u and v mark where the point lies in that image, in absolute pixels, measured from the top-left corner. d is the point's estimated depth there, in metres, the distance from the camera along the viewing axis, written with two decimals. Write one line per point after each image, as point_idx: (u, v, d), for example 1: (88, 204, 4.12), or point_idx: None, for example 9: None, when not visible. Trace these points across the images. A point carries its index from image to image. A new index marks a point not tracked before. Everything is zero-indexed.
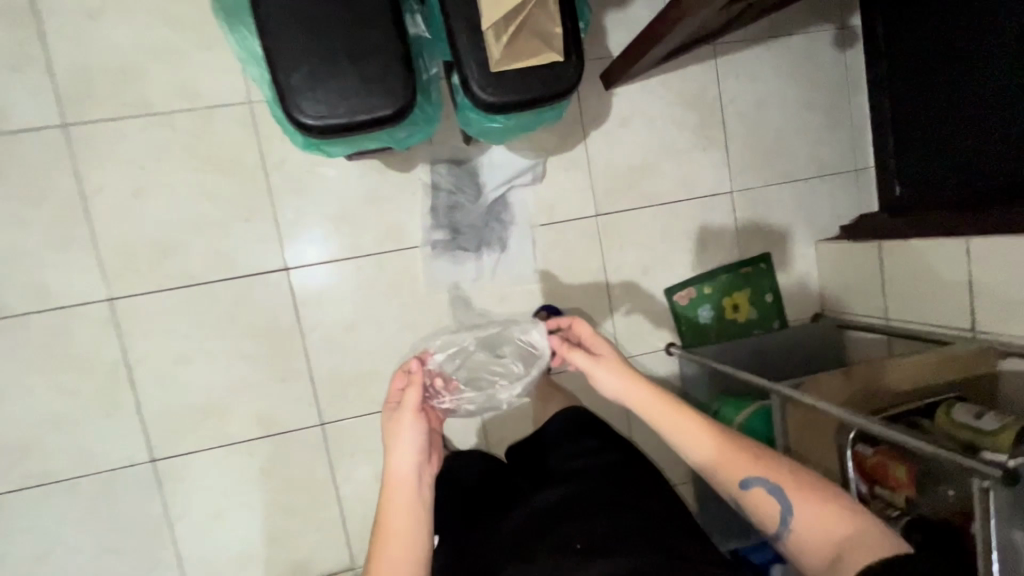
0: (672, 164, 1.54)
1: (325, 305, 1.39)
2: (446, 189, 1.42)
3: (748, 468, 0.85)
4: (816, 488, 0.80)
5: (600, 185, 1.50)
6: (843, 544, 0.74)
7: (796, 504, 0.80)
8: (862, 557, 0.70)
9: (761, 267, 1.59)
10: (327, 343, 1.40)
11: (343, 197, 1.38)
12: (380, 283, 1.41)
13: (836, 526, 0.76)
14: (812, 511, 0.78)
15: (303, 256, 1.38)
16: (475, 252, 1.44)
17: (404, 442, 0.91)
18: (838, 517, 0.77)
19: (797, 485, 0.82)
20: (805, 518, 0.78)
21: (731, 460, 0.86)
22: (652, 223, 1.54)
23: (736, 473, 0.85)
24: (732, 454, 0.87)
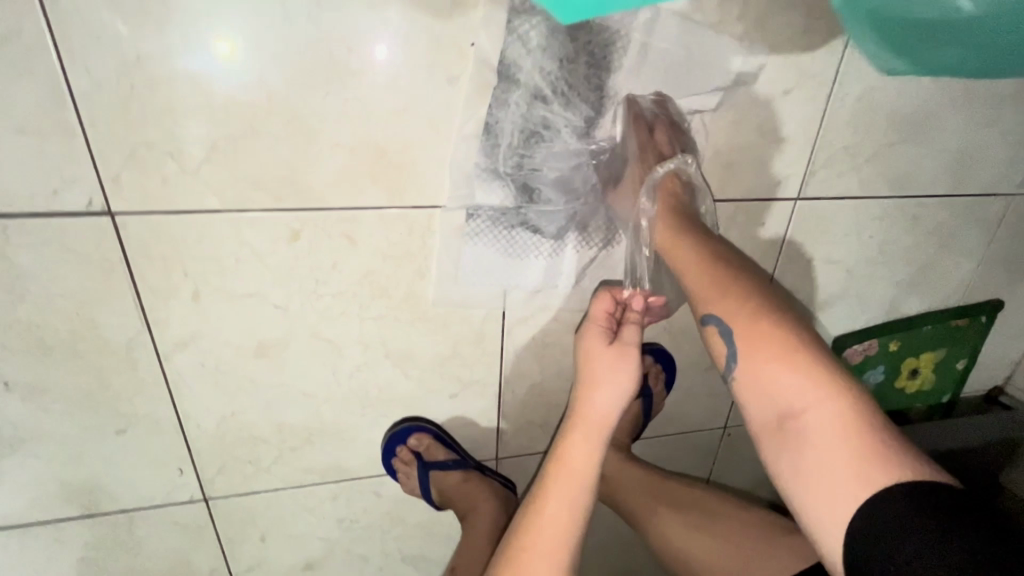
0: (962, 125, 0.77)
1: (213, 305, 0.62)
2: (534, 90, 0.59)
3: (703, 294, 0.58)
4: (786, 343, 0.52)
5: (828, 141, 0.72)
6: (802, 423, 0.50)
7: (750, 364, 0.53)
8: (827, 478, 0.48)
9: (978, 322, 0.99)
10: (217, 375, 0.67)
11: (250, 69, 0.53)
12: (345, 271, 0.64)
13: (799, 402, 0.50)
14: (776, 374, 0.52)
15: (155, 190, 0.55)
16: (555, 239, 0.69)
17: (605, 417, 0.64)
18: (818, 387, 0.50)
19: (761, 331, 0.53)
20: (770, 383, 0.52)
21: (689, 280, 0.59)
22: (873, 229, 0.83)
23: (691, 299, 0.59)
24: (689, 271, 0.60)
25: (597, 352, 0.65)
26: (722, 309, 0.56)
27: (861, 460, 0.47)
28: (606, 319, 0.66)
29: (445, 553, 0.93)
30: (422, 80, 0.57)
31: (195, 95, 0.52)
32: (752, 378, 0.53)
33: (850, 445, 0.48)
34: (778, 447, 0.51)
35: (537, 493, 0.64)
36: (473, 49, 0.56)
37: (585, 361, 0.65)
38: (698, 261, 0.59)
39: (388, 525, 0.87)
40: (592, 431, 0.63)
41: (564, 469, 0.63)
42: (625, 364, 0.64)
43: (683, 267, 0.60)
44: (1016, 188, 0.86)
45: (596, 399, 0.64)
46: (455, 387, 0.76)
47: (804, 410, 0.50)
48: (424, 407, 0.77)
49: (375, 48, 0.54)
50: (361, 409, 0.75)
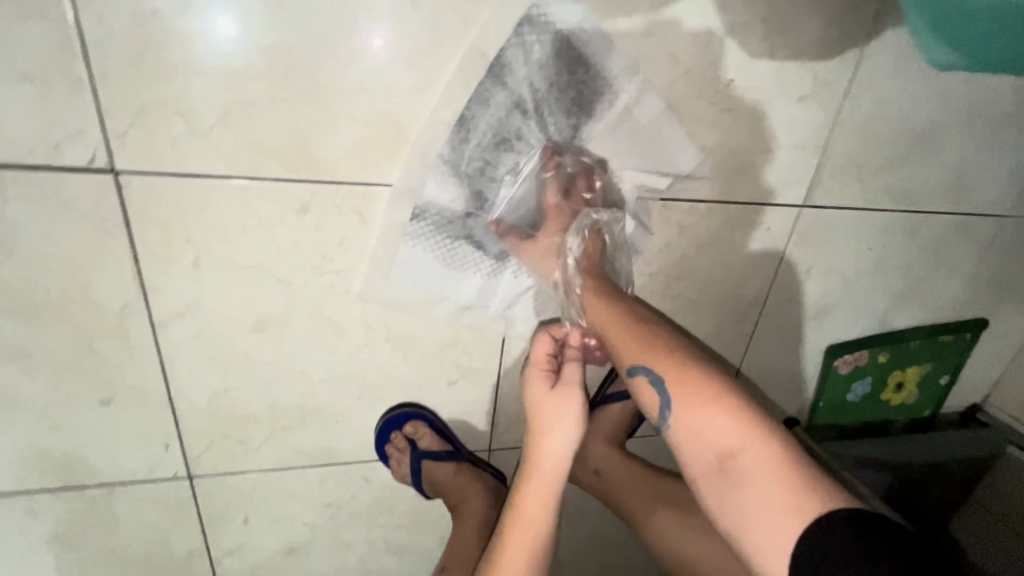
0: (964, 144, 0.79)
1: (214, 274, 0.60)
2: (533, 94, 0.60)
3: (633, 350, 0.57)
4: (705, 384, 0.53)
5: (837, 150, 0.73)
6: (733, 462, 0.49)
7: (674, 412, 0.53)
8: (767, 519, 0.47)
9: (962, 339, 1.01)
10: (213, 348, 0.65)
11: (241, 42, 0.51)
12: (352, 248, 0.63)
13: (727, 443, 0.50)
14: (700, 416, 0.51)
15: (162, 150, 0.53)
16: (497, 257, 0.69)
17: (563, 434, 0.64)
18: (739, 425, 0.50)
19: (679, 375, 0.54)
20: (699, 427, 0.52)
21: (617, 335, 0.60)
22: (872, 240, 0.84)
23: (622, 355, 0.58)
24: (614, 328, 0.60)
25: (542, 398, 0.66)
26: (651, 359, 0.56)
27: (792, 492, 0.47)
28: (547, 363, 0.68)
29: (430, 544, 0.91)
30: (444, 55, 0.56)
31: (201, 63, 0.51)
32: (686, 425, 0.53)
33: (780, 476, 0.48)
34: (715, 492, 0.50)
35: (499, 540, 0.64)
36: (500, 30, 0.56)
37: (532, 410, 0.66)
38: (622, 318, 0.60)
39: (374, 512, 0.85)
40: (546, 483, 0.64)
41: (520, 515, 0.63)
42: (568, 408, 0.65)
43: (609, 324, 0.61)
44: (1008, 209, 0.88)
45: (546, 447, 0.64)
46: (454, 374, 0.75)
47: (733, 449, 0.50)
48: (421, 393, 0.76)
49: (368, 38, 0.53)
50: (357, 391, 0.73)
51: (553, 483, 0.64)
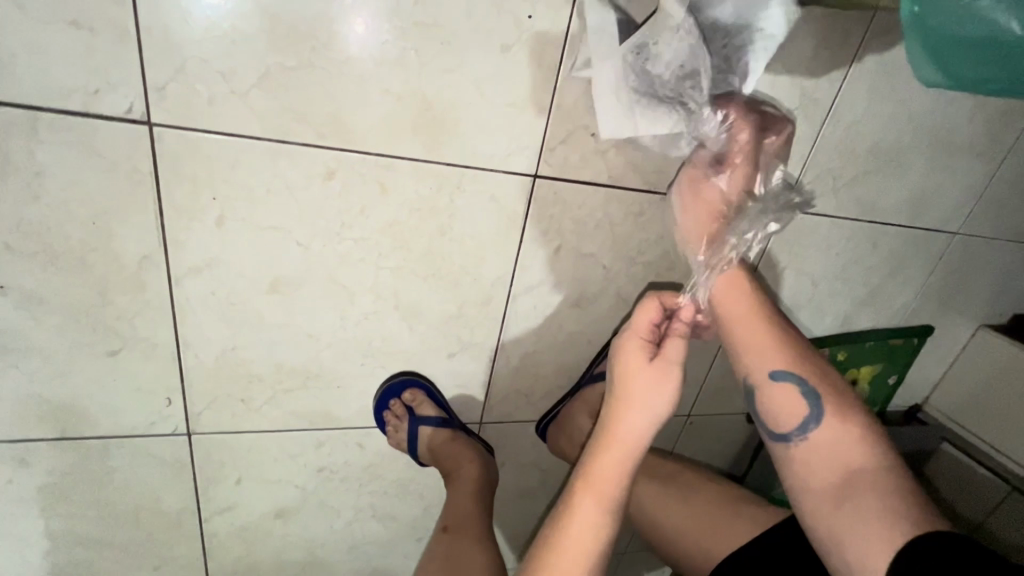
0: (925, 165, 0.88)
1: (235, 233, 0.62)
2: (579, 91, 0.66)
3: (773, 359, 0.71)
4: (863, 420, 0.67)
5: (817, 161, 0.81)
6: (855, 475, 0.62)
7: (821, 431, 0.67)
8: (869, 527, 0.58)
9: (910, 343, 1.12)
10: (225, 306, 0.66)
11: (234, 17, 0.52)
12: (370, 217, 0.66)
13: (859, 461, 0.63)
14: (840, 437, 0.66)
15: (200, 106, 0.55)
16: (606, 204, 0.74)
17: (650, 406, 0.67)
18: (869, 454, 0.64)
19: (834, 403, 0.68)
20: (834, 443, 0.65)
21: (754, 342, 0.72)
22: (840, 246, 0.93)
23: (759, 361, 0.71)
24: (758, 338, 0.72)
25: (637, 368, 0.68)
26: (798, 373, 0.70)
27: (902, 509, 0.58)
28: (649, 333, 0.70)
29: (415, 513, 0.95)
30: (476, 41, 0.59)
31: (210, 31, 0.52)
32: (816, 436, 0.67)
33: (897, 496, 0.59)
34: (833, 501, 0.62)
35: (569, 501, 0.64)
36: (529, 22, 0.60)
37: (621, 372, 0.69)
38: (771, 333, 0.72)
39: (365, 479, 0.88)
40: (626, 444, 0.66)
41: (596, 474, 0.65)
42: (660, 383, 0.67)
43: (753, 331, 0.72)
44: (957, 228, 0.98)
45: (631, 416, 0.66)
46: (454, 347, 0.79)
47: (862, 470, 0.63)
48: (421, 364, 0.79)
49: (352, 27, 0.55)
50: (360, 358, 0.76)
51: (634, 450, 0.66)
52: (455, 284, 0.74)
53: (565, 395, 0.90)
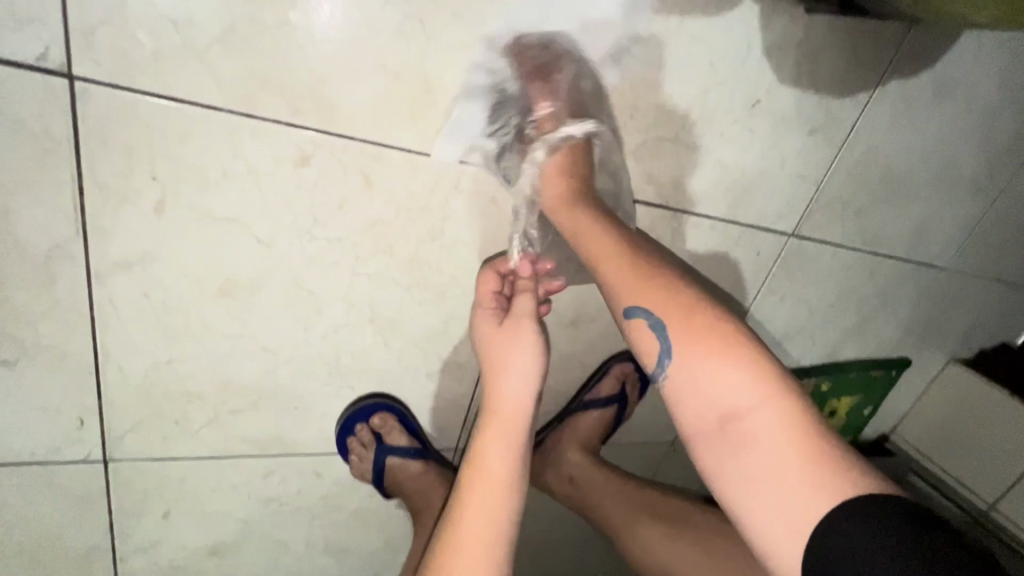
0: (927, 198, 0.86)
1: (181, 225, 0.51)
2: (570, 100, 0.58)
3: (630, 292, 0.48)
4: (692, 325, 0.44)
5: (831, 186, 0.77)
6: (738, 425, 0.41)
7: (684, 362, 0.44)
8: (770, 496, 0.39)
9: (889, 375, 1.11)
10: (162, 312, 0.54)
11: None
12: (349, 214, 0.55)
13: (738, 401, 0.41)
14: (708, 369, 0.43)
15: (141, 63, 0.43)
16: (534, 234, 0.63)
17: (515, 376, 0.56)
18: (750, 382, 0.41)
19: (685, 320, 0.45)
20: (707, 383, 0.43)
21: (617, 271, 0.49)
22: (838, 275, 0.89)
23: (613, 293, 0.49)
24: (610, 259, 0.50)
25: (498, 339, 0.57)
26: (654, 292, 0.47)
27: (813, 461, 0.39)
28: (495, 302, 0.61)
29: (375, 546, 0.84)
30: (491, 16, 0.50)
31: None
32: (685, 378, 0.44)
33: (798, 447, 0.39)
34: (718, 457, 0.42)
35: (453, 508, 0.54)
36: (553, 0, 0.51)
37: (487, 351, 0.58)
38: (619, 252, 0.50)
39: (320, 510, 0.77)
40: (508, 424, 0.55)
41: (477, 466, 0.54)
42: (518, 343, 0.56)
43: (606, 255, 0.51)
44: (945, 262, 0.98)
45: (504, 386, 0.56)
46: (434, 366, 0.69)
47: (740, 410, 0.41)
48: (396, 384, 0.69)
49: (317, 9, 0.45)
50: (324, 376, 0.65)
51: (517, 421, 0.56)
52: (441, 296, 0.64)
53: (552, 420, 0.82)
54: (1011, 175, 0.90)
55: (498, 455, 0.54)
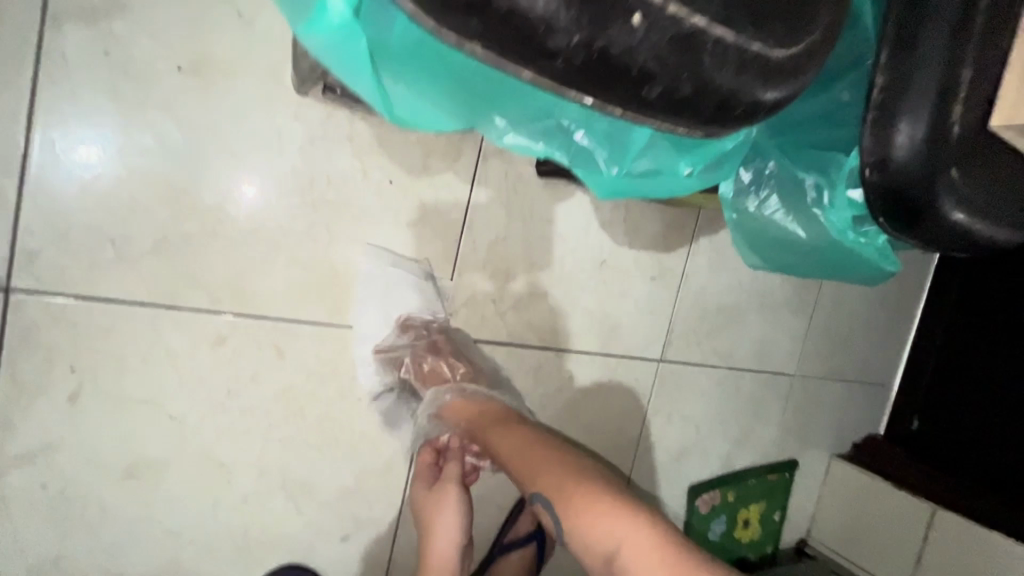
0: (760, 320, 1.07)
1: (92, 410, 0.54)
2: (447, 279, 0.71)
3: (529, 468, 0.58)
4: (569, 494, 0.55)
5: (680, 318, 0.95)
6: (616, 562, 0.51)
7: (572, 519, 0.55)
8: None
9: (784, 478, 1.22)
10: (59, 501, 0.54)
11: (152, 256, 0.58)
12: (262, 384, 0.61)
13: (611, 549, 0.52)
14: (587, 528, 0.54)
15: (77, 274, 0.51)
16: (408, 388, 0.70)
17: (448, 530, 0.64)
18: (618, 524, 0.52)
19: (564, 491, 0.56)
20: (590, 541, 0.53)
21: (512, 454, 0.60)
22: (711, 391, 1.04)
23: (516, 469, 0.59)
24: (506, 451, 0.61)
25: (426, 503, 0.66)
26: (544, 470, 0.58)
27: None
28: (431, 472, 0.68)
29: None
30: (384, 218, 0.65)
31: (85, 186, 0.51)
32: (577, 534, 0.54)
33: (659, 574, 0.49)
34: None
35: None
36: (432, 205, 0.67)
37: (420, 512, 0.66)
38: (518, 442, 0.61)
39: None
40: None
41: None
42: (443, 507, 0.64)
43: (508, 436, 0.62)
44: (793, 370, 1.17)
45: (437, 547, 0.63)
46: (349, 528, 0.70)
47: (615, 550, 0.52)
48: (307, 553, 0.68)
49: (238, 181, 0.56)
50: (230, 554, 0.63)
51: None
52: (353, 453, 0.68)
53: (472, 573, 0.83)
54: (816, 297, 1.15)
55: None
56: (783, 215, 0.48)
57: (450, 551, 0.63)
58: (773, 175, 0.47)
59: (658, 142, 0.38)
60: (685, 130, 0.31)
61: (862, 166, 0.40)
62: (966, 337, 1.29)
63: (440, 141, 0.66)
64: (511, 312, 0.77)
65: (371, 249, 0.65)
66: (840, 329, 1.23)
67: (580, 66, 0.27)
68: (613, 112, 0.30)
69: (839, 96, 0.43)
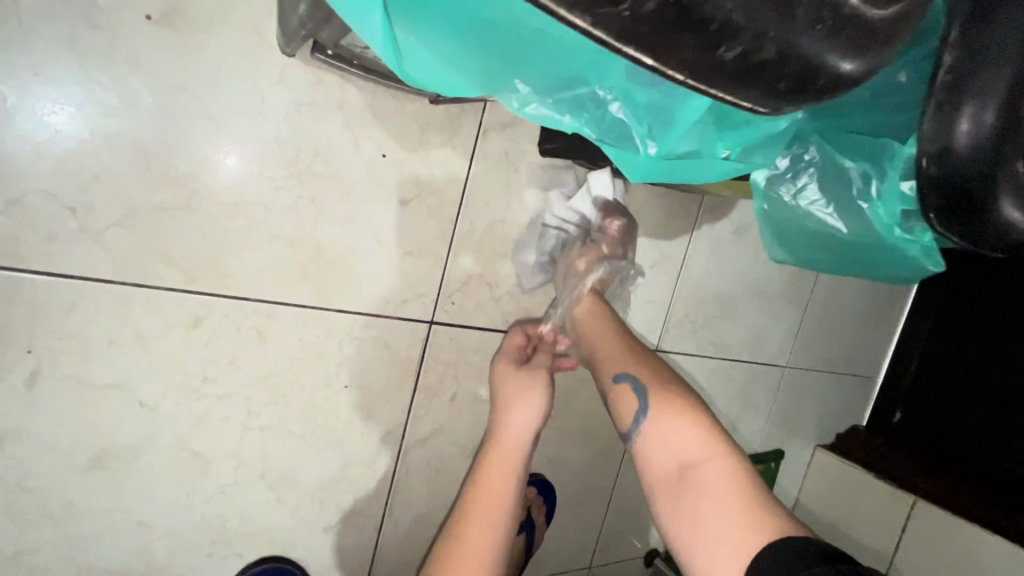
0: (756, 310, 1.05)
1: (52, 396, 0.49)
2: (441, 261, 0.67)
3: (621, 362, 0.65)
4: (661, 395, 0.60)
5: (678, 307, 0.92)
6: (692, 470, 0.55)
7: (656, 418, 0.59)
8: (715, 517, 0.52)
9: (771, 467, 1.22)
10: (16, 494, 0.50)
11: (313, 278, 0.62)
12: (242, 370, 0.57)
13: (687, 455, 0.56)
14: (667, 424, 0.59)
15: (33, 248, 0.46)
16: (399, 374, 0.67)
17: (520, 423, 0.67)
18: (703, 437, 0.57)
19: (660, 387, 0.61)
20: (664, 441, 0.58)
21: (611, 349, 0.67)
22: (704, 380, 1.03)
23: (611, 364, 0.66)
24: (607, 345, 0.68)
25: (511, 381, 0.69)
26: (637, 371, 0.64)
27: (739, 498, 0.53)
28: (519, 352, 0.72)
29: None
30: (377, 194, 0.60)
31: (40, 150, 0.45)
32: (656, 435, 0.59)
33: (729, 490, 0.53)
34: (674, 498, 0.56)
35: (454, 532, 0.62)
36: (428, 181, 0.63)
37: (502, 392, 0.69)
38: (619, 345, 0.67)
39: None
40: (507, 461, 0.66)
41: (479, 495, 0.64)
42: (528, 392, 0.68)
43: (608, 340, 0.68)
44: (785, 361, 1.17)
45: (509, 428, 0.67)
46: (334, 519, 0.67)
47: (697, 459, 0.56)
48: (289, 544, 0.65)
49: (224, 152, 0.52)
50: (208, 546, 0.60)
51: (515, 457, 0.66)
52: (339, 441, 0.65)
53: None
54: (811, 288, 1.14)
55: (499, 483, 0.64)
56: (821, 204, 0.45)
57: (523, 434, 0.66)
58: (814, 161, 0.44)
59: (703, 118, 0.34)
60: (749, 105, 0.26)
61: (921, 155, 0.37)
62: (952, 332, 1.30)
63: (438, 114, 0.61)
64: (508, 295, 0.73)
65: (360, 228, 0.60)
66: (832, 321, 1.23)
67: (644, 15, 0.22)
68: (673, 78, 0.25)
69: (897, 77, 0.39)
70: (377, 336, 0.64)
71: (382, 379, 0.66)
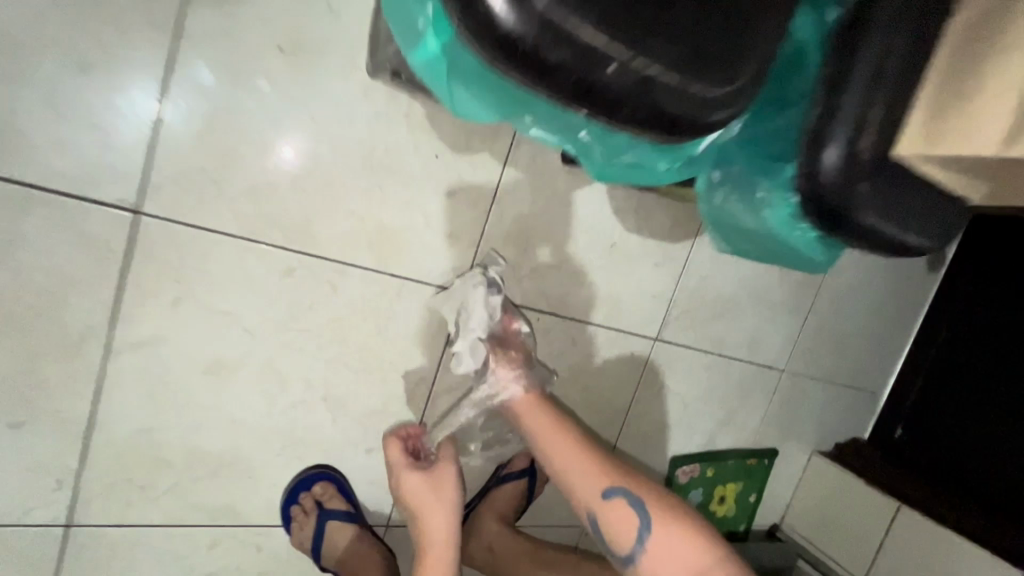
0: (755, 316, 1.16)
1: (188, 313, 0.68)
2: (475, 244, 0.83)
3: (608, 483, 0.71)
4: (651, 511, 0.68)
5: (679, 303, 1.05)
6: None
7: (658, 536, 0.67)
8: None
9: (764, 464, 1.31)
10: (156, 384, 0.69)
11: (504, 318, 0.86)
12: (317, 312, 0.75)
13: (692, 560, 0.66)
14: (669, 537, 0.67)
15: (188, 205, 0.65)
16: (435, 332, 0.83)
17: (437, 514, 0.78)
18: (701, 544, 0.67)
19: (653, 503, 0.69)
20: (669, 546, 0.67)
21: (586, 467, 0.73)
22: (700, 374, 1.15)
23: (595, 487, 0.71)
24: (588, 465, 0.73)
25: (411, 497, 0.79)
26: (624, 487, 0.71)
27: None
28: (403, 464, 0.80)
29: None
30: (428, 184, 0.77)
31: (197, 133, 0.63)
32: (660, 548, 0.67)
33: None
34: None
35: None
36: (469, 178, 0.79)
37: (410, 500, 0.79)
38: (592, 456, 0.73)
39: None
40: (438, 555, 0.77)
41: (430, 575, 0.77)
42: (428, 511, 0.78)
43: (580, 458, 0.73)
44: (783, 366, 1.26)
45: (431, 527, 0.78)
46: (373, 443, 0.84)
47: (699, 567, 0.66)
48: (339, 457, 0.82)
49: (284, 148, 0.68)
50: (278, 447, 0.78)
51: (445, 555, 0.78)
52: (383, 379, 0.82)
53: (474, 496, 0.96)
54: (812, 301, 1.24)
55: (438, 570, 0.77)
56: (739, 204, 0.62)
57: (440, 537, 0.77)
58: (736, 176, 0.62)
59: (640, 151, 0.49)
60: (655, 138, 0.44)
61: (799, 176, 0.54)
62: (960, 354, 1.36)
63: (482, 125, 0.78)
64: (530, 276, 0.89)
65: (413, 210, 0.77)
66: (835, 333, 1.32)
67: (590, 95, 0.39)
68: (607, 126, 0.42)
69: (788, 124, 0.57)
70: (419, 297, 0.81)
71: (420, 334, 0.82)
